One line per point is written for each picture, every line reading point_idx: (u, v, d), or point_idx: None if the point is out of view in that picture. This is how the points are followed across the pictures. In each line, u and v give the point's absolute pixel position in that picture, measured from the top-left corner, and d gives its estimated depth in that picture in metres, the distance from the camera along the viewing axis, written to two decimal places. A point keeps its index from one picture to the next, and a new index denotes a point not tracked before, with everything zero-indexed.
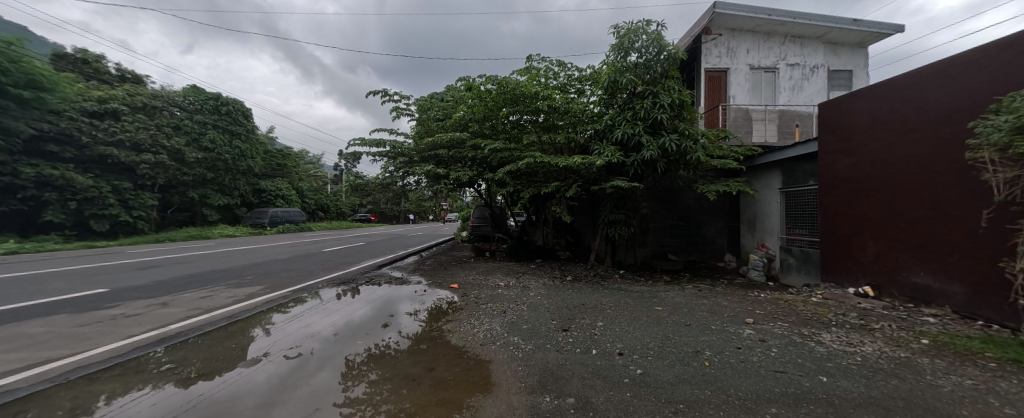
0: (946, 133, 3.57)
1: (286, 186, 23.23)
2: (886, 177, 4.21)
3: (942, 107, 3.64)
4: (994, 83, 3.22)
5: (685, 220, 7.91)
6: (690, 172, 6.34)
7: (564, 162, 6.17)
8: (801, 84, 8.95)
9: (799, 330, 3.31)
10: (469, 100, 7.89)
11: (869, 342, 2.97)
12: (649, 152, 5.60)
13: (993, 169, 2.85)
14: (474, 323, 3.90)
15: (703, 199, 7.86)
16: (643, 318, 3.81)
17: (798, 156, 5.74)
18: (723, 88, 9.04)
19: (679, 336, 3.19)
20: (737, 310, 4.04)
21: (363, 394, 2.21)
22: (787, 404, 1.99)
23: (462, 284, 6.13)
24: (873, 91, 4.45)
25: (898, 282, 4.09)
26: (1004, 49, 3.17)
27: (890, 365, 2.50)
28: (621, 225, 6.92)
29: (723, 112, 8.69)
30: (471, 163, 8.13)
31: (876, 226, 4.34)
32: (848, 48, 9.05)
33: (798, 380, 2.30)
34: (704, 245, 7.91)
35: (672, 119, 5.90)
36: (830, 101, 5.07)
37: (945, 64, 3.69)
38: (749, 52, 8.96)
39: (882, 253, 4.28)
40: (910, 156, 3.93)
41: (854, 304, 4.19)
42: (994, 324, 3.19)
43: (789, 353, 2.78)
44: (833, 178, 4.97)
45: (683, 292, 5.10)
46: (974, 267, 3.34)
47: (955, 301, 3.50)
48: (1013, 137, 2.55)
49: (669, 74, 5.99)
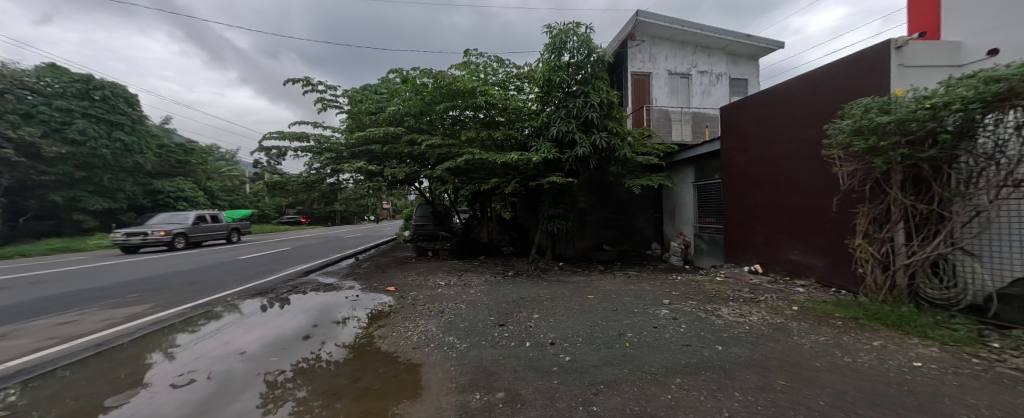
0: (811, 134, 4.31)
1: (191, 185, 19.95)
2: (770, 171, 4.95)
3: (809, 111, 4.38)
4: (843, 93, 3.96)
5: (618, 212, 8.52)
6: (620, 168, 6.87)
7: (502, 159, 6.20)
8: (709, 89, 10.15)
9: (704, 307, 3.77)
10: (404, 93, 7.48)
11: (756, 312, 3.49)
12: (581, 149, 5.92)
13: (841, 164, 3.54)
14: (408, 325, 3.74)
15: (633, 193, 8.53)
16: (576, 307, 4.01)
17: (706, 153, 6.53)
18: (647, 90, 9.89)
19: (606, 322, 3.42)
20: (657, 293, 4.47)
21: (289, 415, 1.98)
22: (689, 374, 2.27)
23: (399, 286, 5.85)
24: (761, 98, 5.20)
25: (780, 259, 4.87)
26: (850, 65, 3.93)
27: (769, 330, 2.98)
28: (560, 219, 7.21)
29: (647, 113, 9.50)
30: (409, 159, 7.80)
31: (764, 213, 5.10)
32: (744, 60, 10.49)
33: (700, 351, 2.62)
34: (635, 236, 8.59)
35: (602, 117, 6.26)
36: (728, 105, 5.81)
37: (809, 76, 4.44)
38: (667, 58, 9.91)
39: (768, 237, 5.04)
40: (787, 153, 4.68)
41: (747, 280, 4.90)
42: (843, 290, 3.95)
43: (695, 327, 3.15)
44: (733, 172, 5.71)
45: (614, 279, 5.49)
46: (830, 244, 4.10)
47: (818, 273, 4.27)
48: (851, 138, 3.22)
49: (599, 75, 6.31)
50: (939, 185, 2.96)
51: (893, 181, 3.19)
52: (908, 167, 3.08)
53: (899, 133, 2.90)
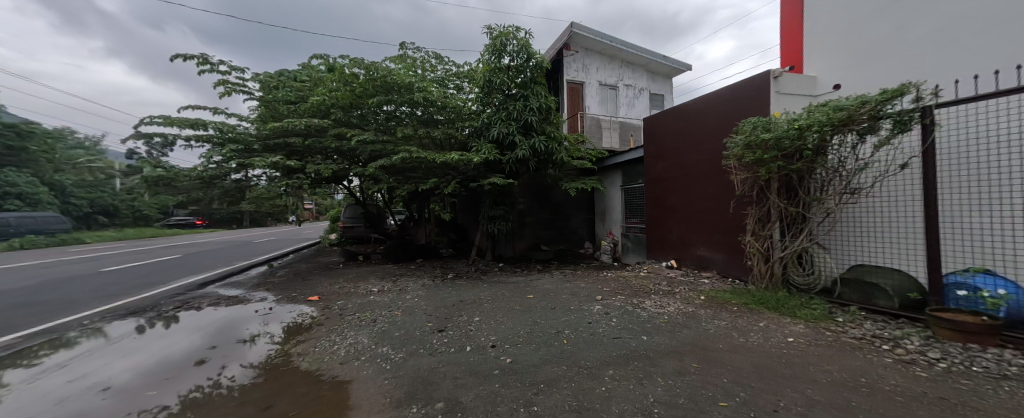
0: (714, 146, 5.02)
1: (30, 177, 15.45)
2: (683, 177, 5.63)
3: (712, 126, 5.08)
4: (736, 113, 4.68)
5: (555, 213, 8.90)
6: (557, 171, 7.18)
7: (441, 158, 6.00)
8: (633, 101, 11.22)
9: (631, 300, 4.12)
10: (330, 82, 6.78)
11: (673, 302, 3.94)
12: (520, 151, 6.04)
13: (737, 172, 4.19)
14: (335, 338, 3.37)
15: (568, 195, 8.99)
16: (516, 307, 4.06)
17: (632, 160, 7.19)
18: (581, 98, 10.53)
19: (545, 320, 3.52)
20: (590, 290, 4.76)
21: None
22: (620, 365, 2.44)
23: (324, 295, 5.26)
24: (675, 112, 5.87)
25: (690, 255, 5.57)
26: (741, 89, 4.65)
27: (683, 319, 3.38)
28: (500, 220, 7.25)
29: (581, 119, 10.11)
30: (336, 155, 7.10)
31: (678, 215, 5.78)
32: (661, 78, 11.84)
33: (628, 342, 2.86)
34: (570, 235, 9.07)
35: (541, 122, 6.46)
36: (649, 116, 6.46)
37: (712, 96, 5.15)
38: (598, 70, 10.69)
39: (681, 235, 5.73)
40: (695, 162, 5.37)
41: (665, 274, 5.51)
42: (737, 279, 4.67)
43: (624, 320, 3.42)
44: (653, 178, 6.36)
45: (552, 278, 5.70)
46: (728, 241, 4.82)
47: (719, 266, 4.99)
48: (744, 150, 3.85)
49: (537, 80, 6.49)
50: (804, 191, 3.69)
51: (772, 187, 3.89)
52: (783, 176, 3.78)
53: (777, 147, 3.57)
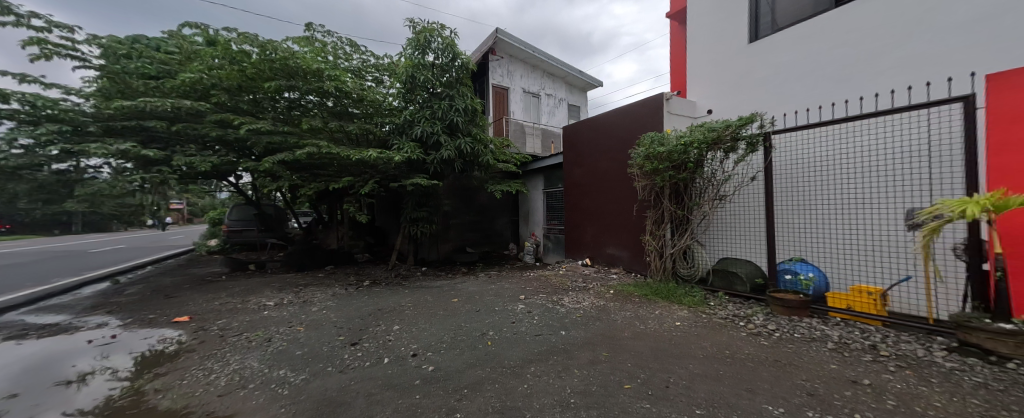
0: (621, 157, 5.66)
1: None
2: (596, 183, 6.21)
3: (619, 138, 5.71)
4: (637, 127, 5.34)
5: (480, 215, 8.92)
6: (483, 173, 7.20)
7: (357, 155, 5.49)
8: (554, 110, 11.97)
9: (552, 298, 4.37)
10: (210, 57, 5.61)
11: (587, 298, 4.30)
12: (445, 152, 5.89)
13: (639, 180, 4.81)
14: (212, 366, 2.76)
15: (493, 197, 9.11)
16: (440, 312, 3.93)
17: (552, 165, 7.66)
18: (506, 103, 10.80)
19: (469, 323, 3.48)
20: (514, 290, 4.89)
21: None
22: (541, 361, 2.54)
23: (199, 314, 4.30)
24: (589, 123, 6.44)
25: (601, 254, 6.16)
26: (640, 107, 5.33)
27: (595, 313, 3.72)
28: (423, 222, 6.94)
29: (506, 124, 10.37)
30: (218, 145, 5.89)
31: (591, 217, 6.35)
32: (577, 91, 12.91)
33: (549, 338, 3.02)
34: (495, 237, 9.19)
35: (467, 123, 6.40)
36: (568, 126, 6.96)
37: (618, 111, 5.78)
38: (522, 78, 11.12)
39: (595, 236, 6.30)
40: (606, 170, 5.97)
41: (581, 271, 5.99)
42: (639, 274, 5.33)
43: (545, 317, 3.61)
44: (571, 182, 6.86)
45: (477, 280, 5.69)
46: (631, 240, 5.48)
47: (625, 262, 5.63)
48: (644, 161, 4.45)
49: (463, 81, 6.42)
50: (687, 197, 4.42)
51: (665, 194, 4.58)
52: (672, 184, 4.47)
53: (668, 160, 4.22)
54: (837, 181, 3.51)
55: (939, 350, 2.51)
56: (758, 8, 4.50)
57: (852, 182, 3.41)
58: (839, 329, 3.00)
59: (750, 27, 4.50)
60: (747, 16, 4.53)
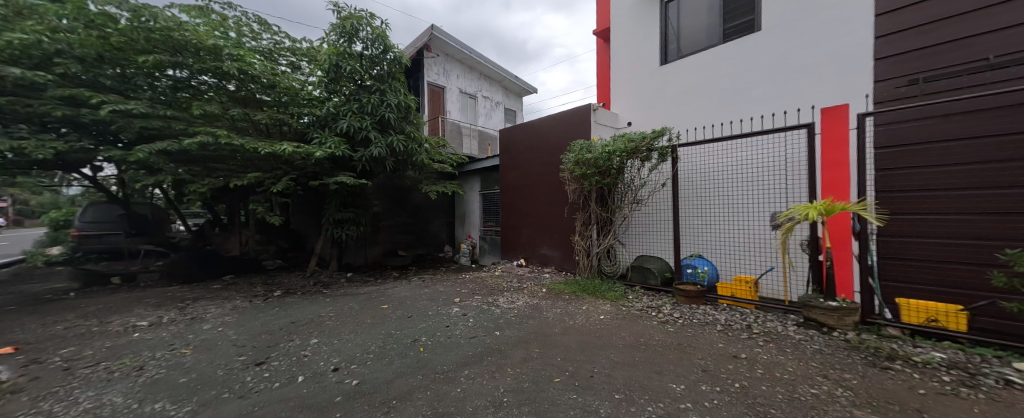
0: (553, 161, 5.95)
1: None
2: (530, 186, 6.43)
3: (551, 143, 6.00)
4: (568, 134, 5.69)
5: (414, 217, 8.55)
6: (417, 172, 6.93)
7: (267, 148, 4.82)
8: (490, 113, 12.09)
9: (487, 299, 4.39)
10: (55, 16, 4.31)
11: (522, 297, 4.42)
12: (375, 149, 5.51)
13: (570, 184, 5.13)
14: (51, 409, 2.14)
15: (428, 198, 8.82)
16: (367, 321, 3.65)
17: (489, 167, 7.72)
18: (442, 102, 10.55)
19: (400, 330, 3.31)
20: (449, 293, 4.80)
21: None
22: (475, 364, 2.52)
23: (30, 344, 3.30)
24: (524, 127, 6.64)
25: (535, 254, 6.39)
26: (571, 115, 5.67)
27: (529, 312, 3.85)
28: (349, 224, 6.38)
29: (442, 123, 10.12)
30: (66, 127, 4.62)
31: (526, 219, 6.56)
32: (513, 95, 13.24)
33: (483, 340, 3.03)
34: (430, 239, 8.90)
35: (399, 120, 6.09)
36: (504, 129, 7.09)
37: (551, 118, 6.07)
38: (458, 78, 10.99)
39: (529, 237, 6.51)
40: (540, 173, 6.22)
41: (516, 272, 6.14)
42: (569, 272, 5.67)
43: (480, 319, 3.61)
44: (507, 185, 6.99)
45: (410, 285, 5.43)
46: (563, 240, 5.80)
47: (557, 262, 5.93)
48: (575, 166, 4.78)
49: (395, 75, 6.09)
50: (611, 201, 4.86)
51: (592, 197, 4.96)
52: (599, 188, 4.86)
53: (595, 166, 4.58)
54: (724, 189, 4.21)
55: (790, 325, 3.19)
56: (667, 35, 5.12)
57: (735, 190, 4.12)
58: (725, 313, 3.60)
59: (660, 51, 5.11)
60: (658, 41, 5.13)
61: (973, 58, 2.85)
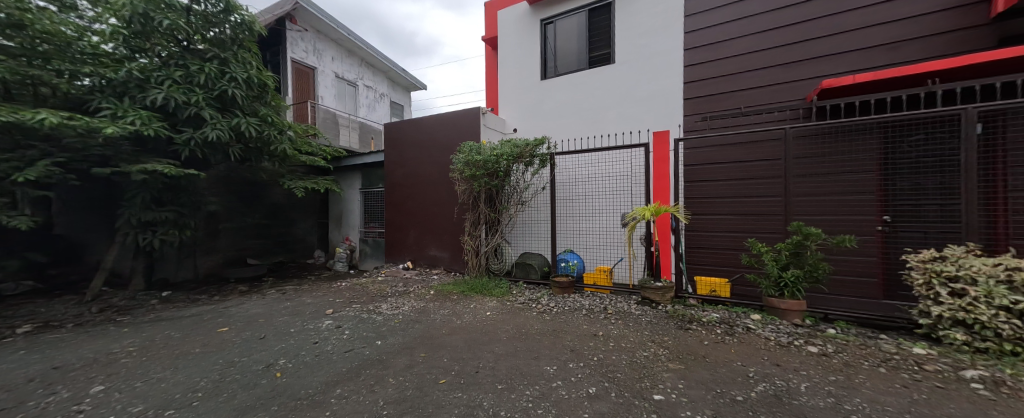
0: (443, 161, 5.87)
1: None
2: (418, 185, 6.17)
3: (441, 143, 5.90)
4: (458, 135, 5.68)
5: (271, 218, 7.13)
6: (275, 164, 5.78)
7: (6, 116, 3.21)
8: (373, 104, 11.11)
9: (366, 307, 4.00)
10: None
11: (407, 302, 4.21)
12: (212, 132, 4.34)
13: (459, 184, 5.18)
14: None
15: (293, 195, 7.52)
16: (195, 350, 2.84)
17: (371, 163, 7.09)
18: (312, 85, 9.08)
19: (247, 356, 2.69)
20: (319, 304, 4.17)
21: None
22: (350, 380, 2.27)
23: None
24: (411, 124, 6.30)
25: (423, 255, 6.16)
26: (460, 117, 5.66)
27: (415, 316, 3.71)
28: (168, 226, 4.82)
29: (312, 110, 8.62)
30: None
31: (414, 219, 6.27)
32: (399, 89, 12.55)
33: (361, 352, 2.76)
34: (294, 244, 7.56)
35: (250, 99, 4.98)
36: (390, 123, 6.60)
37: (440, 117, 5.95)
38: (333, 60, 9.69)
39: (417, 238, 6.24)
40: (429, 173, 6.04)
41: (402, 275, 5.78)
42: (458, 272, 5.69)
43: (357, 330, 3.27)
44: (392, 183, 6.54)
45: (264, 299, 4.48)
46: (452, 241, 5.78)
47: (446, 263, 5.87)
48: (464, 167, 4.86)
49: (244, 44, 4.94)
50: (498, 202, 5.12)
51: (481, 198, 5.12)
52: (487, 190, 5.05)
53: (484, 168, 4.75)
54: (590, 192, 4.96)
55: (633, 303, 3.99)
56: (546, 53, 5.69)
57: (597, 194, 4.91)
58: (589, 299, 4.25)
59: (541, 67, 5.66)
60: (539, 58, 5.67)
61: (732, 108, 4.18)
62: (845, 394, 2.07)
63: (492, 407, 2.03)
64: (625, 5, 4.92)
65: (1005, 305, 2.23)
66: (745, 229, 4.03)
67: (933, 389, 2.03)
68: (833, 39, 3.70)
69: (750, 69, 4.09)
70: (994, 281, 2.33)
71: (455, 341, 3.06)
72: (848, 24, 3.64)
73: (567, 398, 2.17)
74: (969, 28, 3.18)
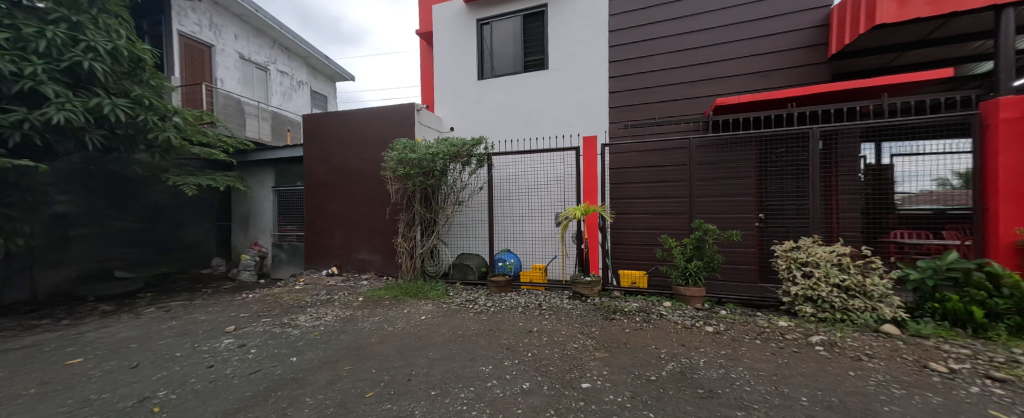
0: (374, 159, 5.48)
1: None
2: (346, 184, 5.68)
3: (371, 139, 5.50)
4: (390, 131, 5.36)
5: (151, 221, 6.07)
6: (152, 157, 4.75)
7: None
8: (289, 93, 9.94)
9: (280, 321, 3.55)
10: None
11: (330, 311, 3.84)
12: (58, 113, 3.42)
13: (392, 183, 4.90)
14: None
15: (180, 195, 6.49)
16: (29, 391, 2.20)
17: (287, 158, 6.33)
18: (208, 65, 7.75)
19: (111, 391, 2.18)
20: (217, 321, 3.57)
21: None
22: (256, 406, 1.98)
23: None
24: (335, 118, 5.76)
25: (351, 260, 5.69)
26: (393, 112, 5.34)
27: (339, 326, 3.41)
28: None
29: (208, 93, 7.34)
30: None
31: (340, 220, 5.75)
32: (320, 77, 11.43)
33: (272, 371, 2.44)
34: (184, 252, 6.62)
35: (118, 76, 4.05)
36: (310, 114, 5.93)
37: (370, 110, 5.55)
38: (236, 38, 8.40)
39: (343, 241, 5.74)
40: (358, 171, 5.59)
41: (324, 283, 5.25)
42: (390, 276, 5.39)
43: (267, 347, 2.88)
44: (314, 181, 5.91)
45: (140, 320, 3.68)
46: (384, 243, 5.44)
47: (377, 266, 5.50)
48: (397, 165, 4.61)
49: (109, 8, 4.01)
50: (434, 201, 4.97)
51: (415, 198, 4.91)
52: (423, 189, 4.87)
53: (418, 166, 4.56)
54: (525, 193, 5.09)
55: (565, 298, 4.21)
56: (483, 53, 5.70)
57: (533, 194, 5.06)
58: (524, 296, 4.36)
59: (477, 67, 5.64)
60: (476, 57, 5.64)
61: (648, 118, 4.67)
62: (731, 364, 2.46)
63: (425, 415, 1.94)
64: (557, 14, 5.15)
65: (836, 282, 2.91)
66: (658, 227, 4.54)
67: (792, 353, 2.52)
68: (724, 64, 4.36)
69: (662, 84, 4.61)
70: (831, 265, 2.99)
71: (386, 350, 2.89)
72: (733, 52, 4.32)
73: (502, 396, 2.19)
74: (813, 65, 4.02)
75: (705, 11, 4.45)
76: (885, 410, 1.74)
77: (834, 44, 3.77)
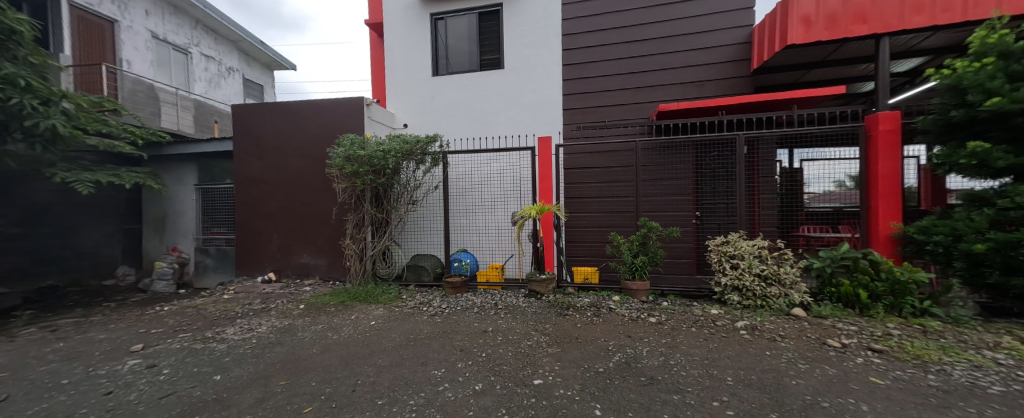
0: (317, 155, 5.10)
1: None
2: (285, 182, 5.22)
3: (315, 134, 5.11)
4: (337, 127, 5.02)
5: (29, 225, 5.15)
6: (31, 149, 4.07)
7: None
8: (216, 80, 8.94)
9: (202, 335, 3.16)
10: None
11: (265, 322, 3.51)
12: None
13: (339, 181, 4.61)
14: None
15: (69, 193, 5.57)
16: None
17: (215, 153, 5.68)
18: (110, 44, 6.71)
19: None
20: (121, 340, 3.10)
21: None
22: None
23: None
24: (273, 110, 5.26)
25: (291, 264, 5.25)
26: (340, 106, 5.01)
27: (275, 337, 3.12)
28: None
29: (111, 76, 6.35)
30: None
31: (279, 222, 5.28)
32: (254, 65, 10.42)
33: (190, 394, 2.15)
34: (77, 261, 5.69)
35: None
36: (243, 105, 5.36)
37: (314, 103, 5.14)
38: (148, 15, 7.38)
39: (282, 244, 5.28)
40: (300, 167, 5.17)
41: (259, 291, 4.79)
42: (336, 280, 5.07)
43: (184, 366, 2.54)
44: (248, 179, 5.36)
45: (11, 345, 3.05)
46: (329, 245, 5.09)
47: (321, 271, 5.14)
48: (344, 162, 4.34)
49: None
50: (386, 201, 4.75)
51: (365, 197, 4.65)
52: (374, 188, 4.63)
53: (368, 164, 4.33)
54: (481, 192, 5.05)
55: (521, 297, 4.24)
56: (437, 49, 5.56)
57: (488, 193, 5.04)
58: (481, 296, 4.32)
59: (432, 63, 5.49)
60: (429, 53, 5.48)
61: (599, 121, 4.88)
62: (670, 351, 2.65)
63: None
64: (511, 15, 5.18)
65: (757, 272, 3.26)
66: (608, 225, 4.77)
67: (721, 338, 2.77)
68: (664, 73, 4.68)
69: (612, 89, 4.84)
70: (753, 257, 3.34)
71: (329, 360, 2.69)
72: (672, 62, 4.65)
73: (453, 400, 2.14)
74: (739, 78, 4.47)
75: (648, 22, 4.73)
76: (792, 384, 1.98)
77: (756, 59, 4.21)
